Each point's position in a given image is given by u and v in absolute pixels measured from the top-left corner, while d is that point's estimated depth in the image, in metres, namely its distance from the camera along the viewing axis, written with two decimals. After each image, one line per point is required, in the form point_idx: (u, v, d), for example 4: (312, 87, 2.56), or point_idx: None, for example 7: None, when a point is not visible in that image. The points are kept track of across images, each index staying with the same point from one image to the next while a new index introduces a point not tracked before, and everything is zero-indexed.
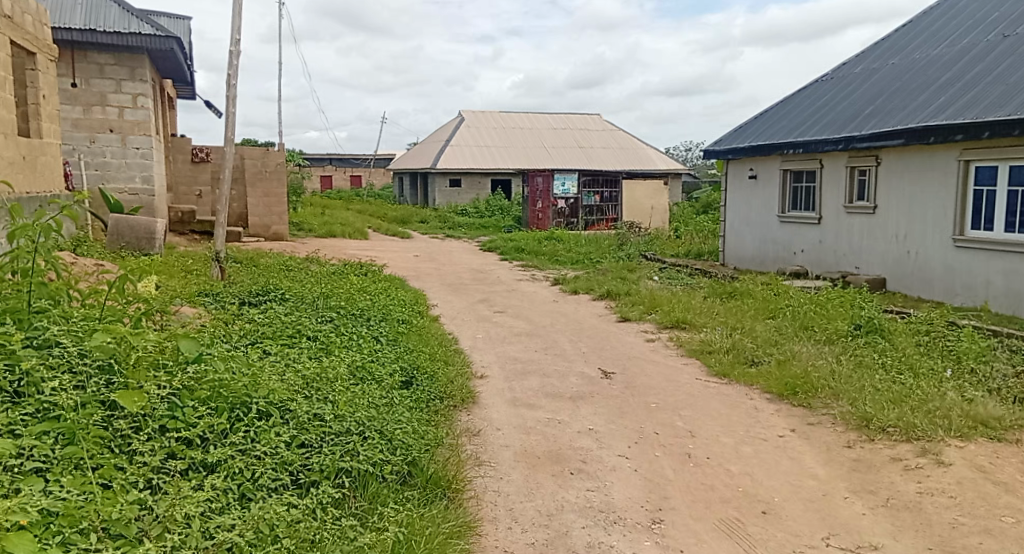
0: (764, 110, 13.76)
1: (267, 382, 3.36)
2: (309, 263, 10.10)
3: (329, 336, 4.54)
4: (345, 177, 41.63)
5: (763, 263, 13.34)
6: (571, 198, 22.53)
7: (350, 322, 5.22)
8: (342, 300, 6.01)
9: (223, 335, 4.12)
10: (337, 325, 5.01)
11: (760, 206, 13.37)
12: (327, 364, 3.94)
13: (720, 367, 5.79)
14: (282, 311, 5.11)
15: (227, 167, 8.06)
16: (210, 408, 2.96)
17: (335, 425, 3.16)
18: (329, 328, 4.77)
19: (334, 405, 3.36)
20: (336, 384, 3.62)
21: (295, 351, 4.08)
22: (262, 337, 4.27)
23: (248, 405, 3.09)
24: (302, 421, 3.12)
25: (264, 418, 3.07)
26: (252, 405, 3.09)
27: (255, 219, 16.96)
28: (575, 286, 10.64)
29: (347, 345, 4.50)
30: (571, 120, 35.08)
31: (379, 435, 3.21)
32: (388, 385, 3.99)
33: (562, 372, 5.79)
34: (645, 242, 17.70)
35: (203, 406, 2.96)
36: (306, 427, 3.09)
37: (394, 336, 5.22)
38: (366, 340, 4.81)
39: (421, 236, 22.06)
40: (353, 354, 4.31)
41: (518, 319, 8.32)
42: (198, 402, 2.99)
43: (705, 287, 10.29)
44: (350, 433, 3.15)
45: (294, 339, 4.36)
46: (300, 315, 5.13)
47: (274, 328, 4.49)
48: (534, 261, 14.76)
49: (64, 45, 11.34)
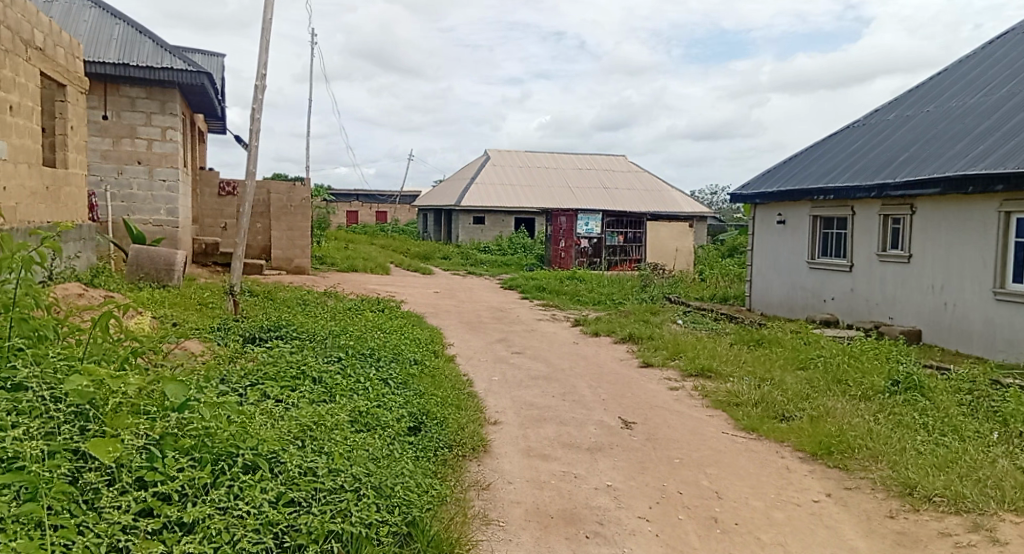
0: (793, 155, 13.54)
1: (259, 431, 3.14)
2: (326, 298, 9.94)
3: (333, 378, 4.34)
4: (370, 212, 41.90)
5: (791, 309, 12.98)
6: (595, 238, 22.34)
7: (359, 363, 5.02)
8: (354, 341, 5.81)
9: (220, 377, 3.92)
10: (345, 366, 4.80)
11: (788, 252, 13.05)
12: (327, 410, 3.72)
13: (748, 421, 5.47)
14: (289, 351, 4.93)
15: (248, 201, 7.96)
16: (192, 460, 2.75)
17: (328, 480, 2.92)
18: (335, 370, 4.57)
19: (329, 457, 3.13)
20: (334, 434, 3.40)
21: (295, 394, 3.87)
22: (263, 378, 4.07)
23: (235, 456, 2.86)
24: (293, 475, 2.89)
25: (251, 472, 2.85)
26: (238, 456, 2.87)
27: (277, 252, 16.96)
28: (597, 328, 10.37)
29: (352, 389, 4.28)
30: (596, 160, 35.11)
31: (376, 493, 2.97)
32: (392, 434, 3.75)
33: (581, 421, 5.51)
34: (669, 285, 17.39)
35: (185, 457, 2.75)
36: (296, 482, 2.85)
37: (406, 380, 5.00)
38: (374, 383, 4.59)
39: (443, 272, 21.95)
40: (357, 399, 4.09)
41: (536, 361, 8.06)
42: (180, 452, 2.78)
43: (731, 333, 9.97)
44: (344, 490, 2.91)
45: (296, 381, 4.15)
46: (308, 355, 4.94)
47: (277, 368, 4.30)
48: (555, 301, 14.52)
49: (97, 78, 11.47)
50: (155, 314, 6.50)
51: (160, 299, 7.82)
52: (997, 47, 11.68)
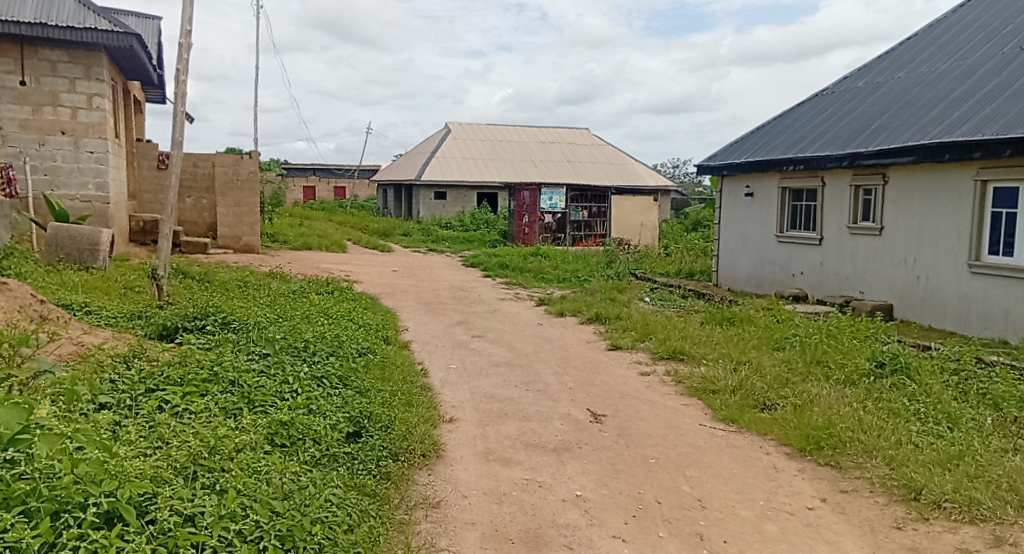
0: (762, 124, 13.14)
1: (127, 469, 2.51)
2: (272, 280, 9.24)
3: (251, 380, 3.72)
4: (329, 188, 40.73)
5: (759, 284, 12.65)
6: (559, 213, 21.80)
7: (291, 358, 4.41)
8: (290, 331, 5.17)
9: (106, 387, 3.27)
10: (273, 362, 4.19)
11: (756, 226, 12.68)
12: (235, 427, 3.11)
13: (727, 411, 5.00)
14: (206, 348, 4.28)
15: (175, 175, 7.22)
16: (23, 516, 2.12)
17: (216, 533, 2.33)
18: (258, 370, 3.94)
19: (222, 498, 2.53)
20: (234, 463, 2.80)
21: (199, 405, 3.24)
22: (161, 384, 3.44)
23: (87, 505, 2.24)
24: (168, 528, 2.29)
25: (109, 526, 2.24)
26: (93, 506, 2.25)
27: (225, 230, 16.08)
28: (562, 308, 9.87)
29: (276, 393, 3.68)
30: (559, 134, 34.49)
31: (281, 544, 2.38)
32: (315, 455, 3.16)
33: (545, 415, 4.99)
34: (634, 260, 16.98)
35: (14, 514, 2.12)
36: (171, 538, 2.25)
37: (345, 375, 4.40)
38: (306, 382, 3.99)
39: (402, 249, 21.25)
40: (277, 407, 3.49)
41: (497, 345, 7.52)
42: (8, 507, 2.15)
43: (700, 311, 9.57)
44: (238, 544, 2.32)
45: (207, 386, 3.53)
46: (229, 351, 4.31)
47: (182, 370, 3.66)
48: (518, 278, 14.00)
49: (13, 39, 10.54)
50: (66, 302, 5.79)
51: (78, 284, 7.08)
52: (968, 11, 11.37)
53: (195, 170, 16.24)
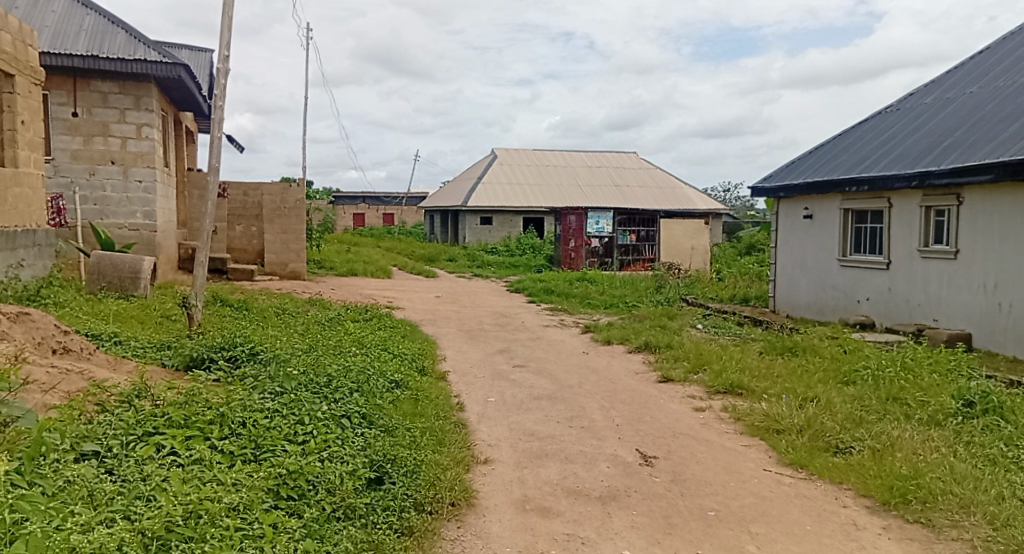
0: (820, 144, 12.53)
1: (94, 536, 2.13)
2: (310, 308, 9.02)
3: (262, 422, 3.36)
4: (377, 215, 41.04)
5: (820, 311, 11.96)
6: (606, 237, 21.33)
7: (312, 395, 4.06)
8: (317, 364, 4.84)
9: (96, 434, 2.93)
10: (292, 398, 3.84)
11: (817, 249, 12.02)
12: (233, 480, 2.73)
13: (795, 455, 4.50)
14: (219, 385, 3.96)
15: (211, 200, 7.05)
16: None
17: None
18: (272, 410, 3.59)
19: None
20: (225, 526, 2.41)
21: (194, 455, 2.88)
22: (159, 426, 3.10)
23: None
24: None
25: None
26: None
27: (271, 256, 16.09)
28: (609, 336, 9.40)
29: (287, 437, 3.31)
30: (606, 158, 34.10)
31: None
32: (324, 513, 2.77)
33: (590, 456, 4.55)
34: (685, 285, 16.38)
35: None
36: None
37: (371, 413, 4.03)
38: (324, 423, 3.63)
39: (447, 275, 21.05)
40: (286, 452, 3.12)
41: (540, 376, 7.10)
42: None
43: (758, 340, 8.99)
44: None
45: (209, 430, 3.18)
46: (245, 388, 3.98)
47: (186, 410, 3.33)
48: (564, 304, 13.58)
49: (66, 71, 10.68)
50: (94, 331, 5.60)
51: (113, 313, 6.92)
52: None
53: (243, 198, 16.38)
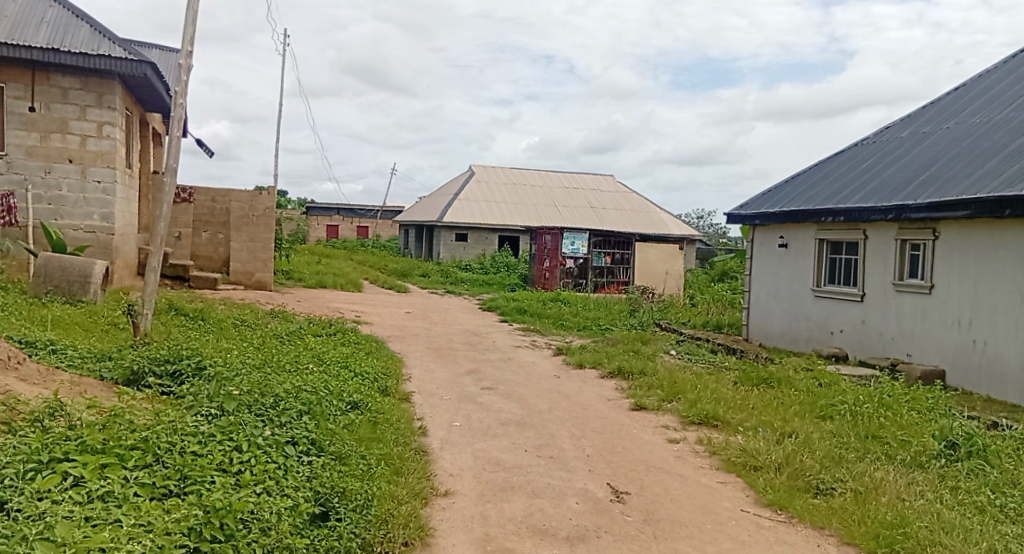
0: (797, 173, 12.50)
1: None
2: (271, 320, 8.64)
3: (191, 448, 3.00)
4: (351, 227, 40.55)
5: (793, 341, 11.84)
6: (581, 258, 21.20)
7: (256, 416, 3.71)
8: (267, 382, 4.49)
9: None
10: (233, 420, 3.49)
11: (791, 279, 11.93)
12: (146, 521, 2.37)
13: (773, 495, 4.25)
14: (152, 405, 3.60)
15: (166, 202, 6.68)
16: None
17: None
18: (206, 433, 3.23)
19: None
20: None
21: (105, 487, 2.52)
22: (69, 451, 2.73)
23: None
24: None
25: None
26: None
27: (237, 264, 15.62)
28: (581, 359, 9.14)
29: (220, 466, 2.96)
30: (583, 179, 34.11)
31: None
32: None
33: (558, 490, 4.26)
34: (658, 310, 16.22)
35: None
36: None
37: (321, 439, 3.70)
38: (264, 449, 3.28)
39: (419, 290, 20.69)
40: (216, 483, 2.77)
41: (508, 400, 6.80)
42: None
43: (733, 369, 8.80)
44: None
45: (129, 456, 2.81)
46: (181, 409, 3.62)
47: (105, 433, 2.97)
48: (537, 325, 13.31)
49: (25, 64, 10.26)
50: (28, 338, 5.20)
51: (56, 319, 6.51)
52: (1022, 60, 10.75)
53: (213, 206, 15.99)
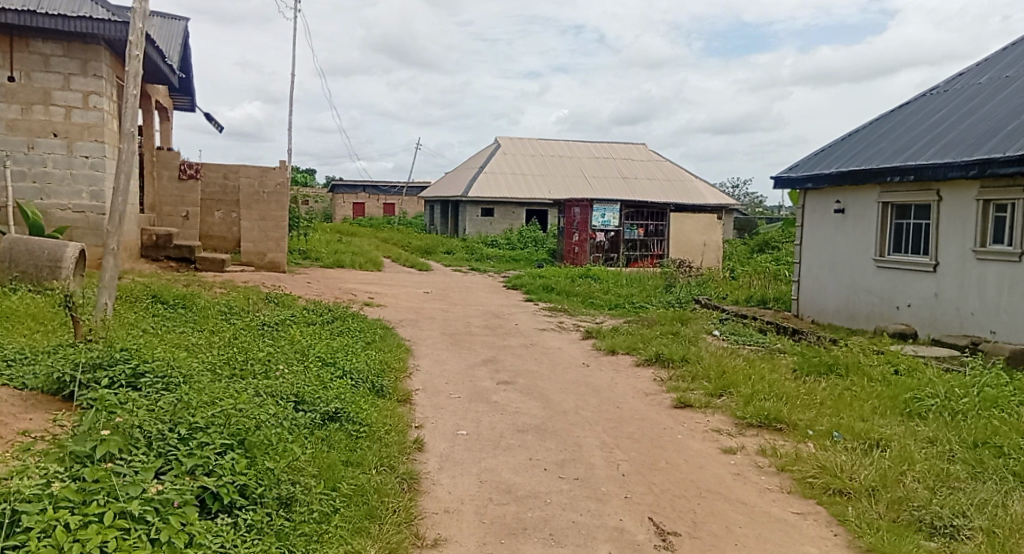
0: (855, 130, 11.21)
1: None
2: (266, 306, 7.72)
3: (22, 531, 2.01)
4: (377, 204, 39.72)
5: (851, 317, 10.67)
6: (612, 231, 19.89)
7: (165, 453, 2.69)
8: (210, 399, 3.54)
9: None
10: (123, 460, 2.52)
11: (849, 248, 10.72)
12: None
13: (874, 538, 3.21)
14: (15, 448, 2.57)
15: (123, 172, 5.60)
16: None
17: None
18: (62, 495, 2.20)
19: None
20: None
21: None
22: None
23: None
24: None
25: None
26: None
27: (248, 245, 14.77)
28: (613, 344, 8.09)
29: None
30: (613, 148, 32.78)
31: None
32: None
33: (585, 533, 3.23)
34: (696, 285, 15.07)
35: None
36: None
37: (253, 486, 2.67)
38: (152, 519, 2.24)
39: (442, 268, 19.76)
40: None
41: (528, 397, 5.79)
42: None
43: (789, 354, 7.67)
44: None
45: None
46: (57, 449, 2.62)
47: None
48: (564, 304, 12.29)
49: (2, 29, 9.43)
50: None
51: (5, 311, 5.62)
52: None
53: (224, 182, 15.45)
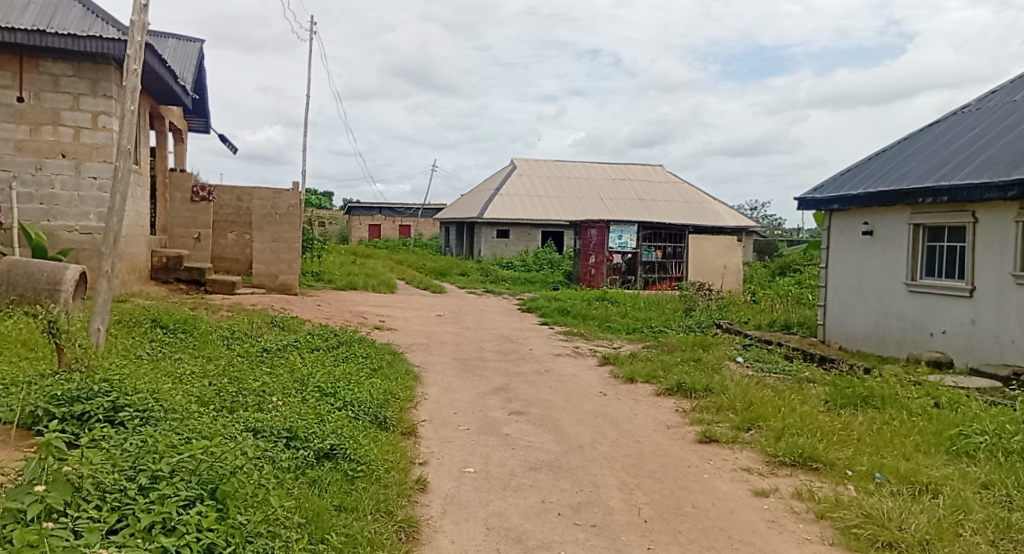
0: (882, 149, 10.83)
1: None
2: (270, 331, 7.43)
3: None
4: (393, 226, 39.60)
5: (881, 344, 10.21)
6: (629, 252, 19.48)
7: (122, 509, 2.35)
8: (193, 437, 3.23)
9: None
10: (69, 519, 2.19)
11: (878, 271, 10.29)
12: None
13: None
14: None
15: (118, 190, 5.34)
16: None
17: None
18: None
19: None
20: None
21: None
22: None
23: None
24: None
25: None
26: None
27: (260, 266, 14.58)
28: (632, 371, 7.71)
29: None
30: (630, 170, 32.49)
31: None
32: None
33: None
34: (716, 308, 14.62)
35: None
36: None
37: (222, 546, 2.32)
38: None
39: (456, 290, 19.45)
40: None
41: (541, 429, 5.42)
42: None
43: (818, 384, 7.24)
44: None
45: None
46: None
47: None
48: (581, 328, 11.91)
49: (12, 48, 9.33)
50: None
51: None
52: None
53: (238, 204, 15.42)
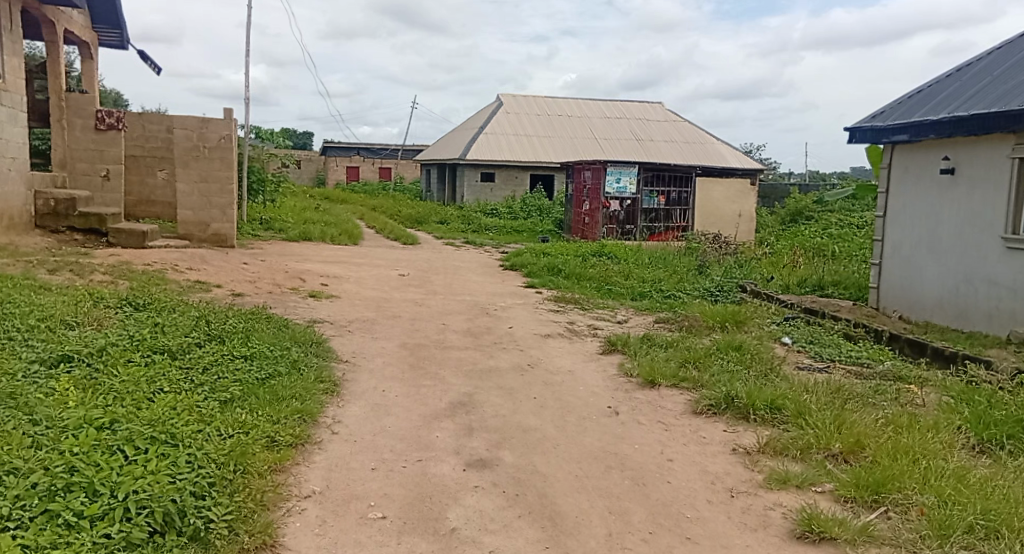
0: (968, 64, 8.37)
1: None
2: (115, 312, 4.99)
3: None
4: (373, 169, 36.64)
5: (962, 314, 7.92)
6: (628, 198, 16.97)
7: None
8: None
9: None
10: None
11: (961, 222, 7.91)
12: None
13: None
14: None
15: None
16: None
17: None
18: None
19: None
20: None
21: None
22: None
23: None
24: None
25: None
26: None
27: (187, 213, 11.98)
28: (652, 371, 5.32)
29: None
30: (625, 107, 29.70)
31: None
32: None
33: None
34: (736, 265, 12.23)
35: None
36: None
37: None
38: None
39: (431, 241, 16.93)
40: None
41: (517, 512, 3.05)
42: None
43: (926, 394, 4.90)
44: None
45: None
46: None
47: None
48: (575, 292, 9.52)
49: None
50: None
51: None
52: None
53: (168, 137, 12.76)
